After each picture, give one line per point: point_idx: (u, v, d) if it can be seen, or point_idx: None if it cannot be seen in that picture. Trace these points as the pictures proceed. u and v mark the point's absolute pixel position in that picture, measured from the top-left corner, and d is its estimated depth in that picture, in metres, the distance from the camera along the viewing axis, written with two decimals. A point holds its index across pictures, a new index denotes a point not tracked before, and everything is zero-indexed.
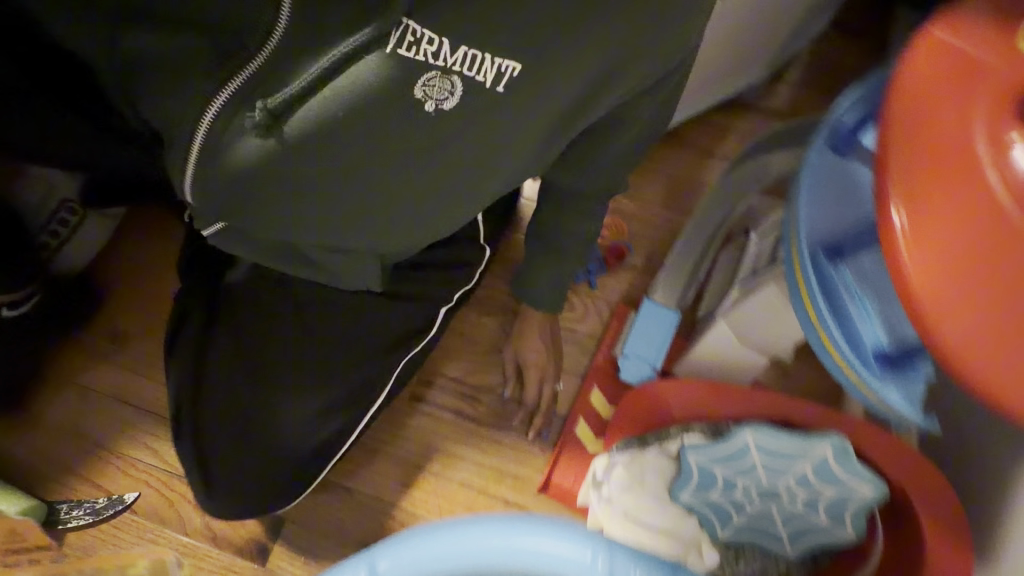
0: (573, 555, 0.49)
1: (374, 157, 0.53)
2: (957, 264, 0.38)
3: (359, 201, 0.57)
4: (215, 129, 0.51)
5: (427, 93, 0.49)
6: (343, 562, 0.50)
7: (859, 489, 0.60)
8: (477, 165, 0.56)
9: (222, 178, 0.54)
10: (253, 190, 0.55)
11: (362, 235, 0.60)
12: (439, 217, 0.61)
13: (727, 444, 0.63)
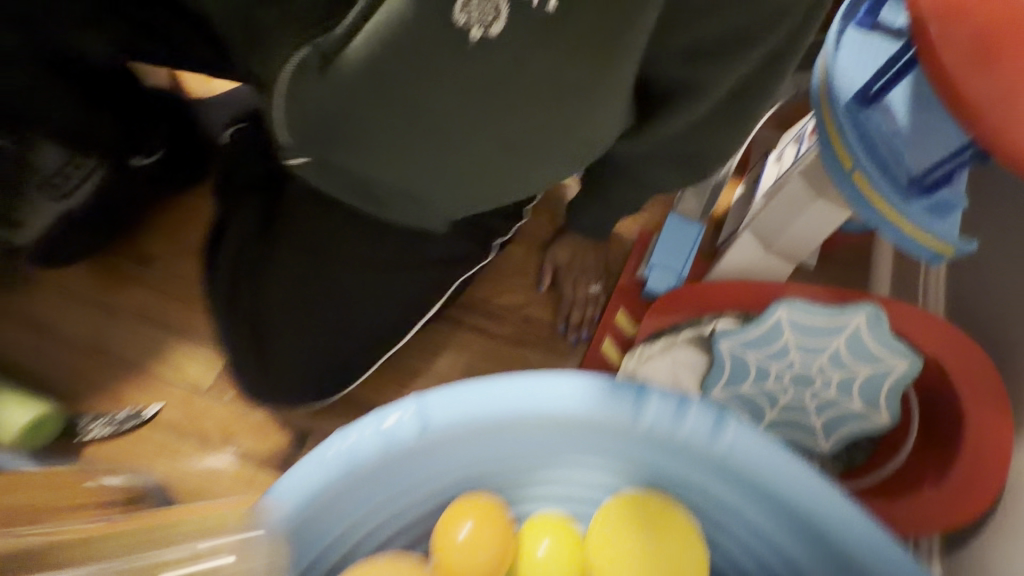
0: (611, 399, 0.47)
1: (428, 99, 0.48)
2: (981, 62, 0.41)
3: (424, 148, 0.52)
4: (284, 90, 0.50)
5: (470, 19, 0.43)
6: (388, 405, 0.47)
7: (895, 362, 0.60)
8: (544, 99, 0.48)
9: (294, 131, 0.53)
10: (324, 142, 0.54)
11: (438, 183, 0.56)
12: (512, 165, 0.54)
13: (759, 326, 0.63)
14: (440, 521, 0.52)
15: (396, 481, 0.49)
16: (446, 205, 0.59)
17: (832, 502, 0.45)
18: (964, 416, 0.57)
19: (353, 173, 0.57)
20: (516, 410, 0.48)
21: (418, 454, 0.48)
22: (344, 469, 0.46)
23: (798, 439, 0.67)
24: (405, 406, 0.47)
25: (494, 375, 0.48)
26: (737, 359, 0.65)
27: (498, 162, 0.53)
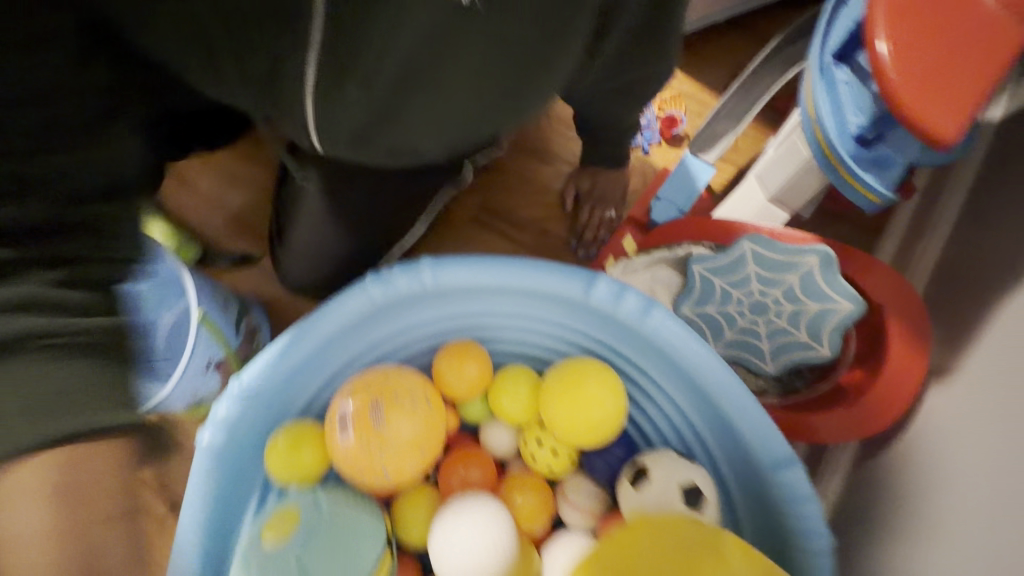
0: (568, 281, 0.63)
1: (434, 54, 0.51)
2: (907, 50, 0.54)
3: (445, 94, 0.56)
4: (319, 92, 0.56)
5: None
6: (411, 262, 0.66)
7: (840, 302, 0.69)
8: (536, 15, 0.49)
9: (338, 121, 0.59)
10: (362, 121, 0.59)
11: (462, 120, 0.60)
12: (527, 85, 0.56)
13: (727, 255, 0.73)
14: (441, 350, 0.72)
15: (414, 311, 0.70)
16: (466, 135, 0.63)
17: (727, 384, 0.58)
18: (888, 354, 0.67)
19: (390, 140, 0.62)
20: (500, 280, 0.65)
21: (432, 296, 0.68)
22: (378, 299, 0.66)
23: (747, 358, 0.78)
24: (421, 263, 0.66)
25: (485, 255, 0.65)
26: (704, 282, 0.76)
27: (515, 93, 0.57)
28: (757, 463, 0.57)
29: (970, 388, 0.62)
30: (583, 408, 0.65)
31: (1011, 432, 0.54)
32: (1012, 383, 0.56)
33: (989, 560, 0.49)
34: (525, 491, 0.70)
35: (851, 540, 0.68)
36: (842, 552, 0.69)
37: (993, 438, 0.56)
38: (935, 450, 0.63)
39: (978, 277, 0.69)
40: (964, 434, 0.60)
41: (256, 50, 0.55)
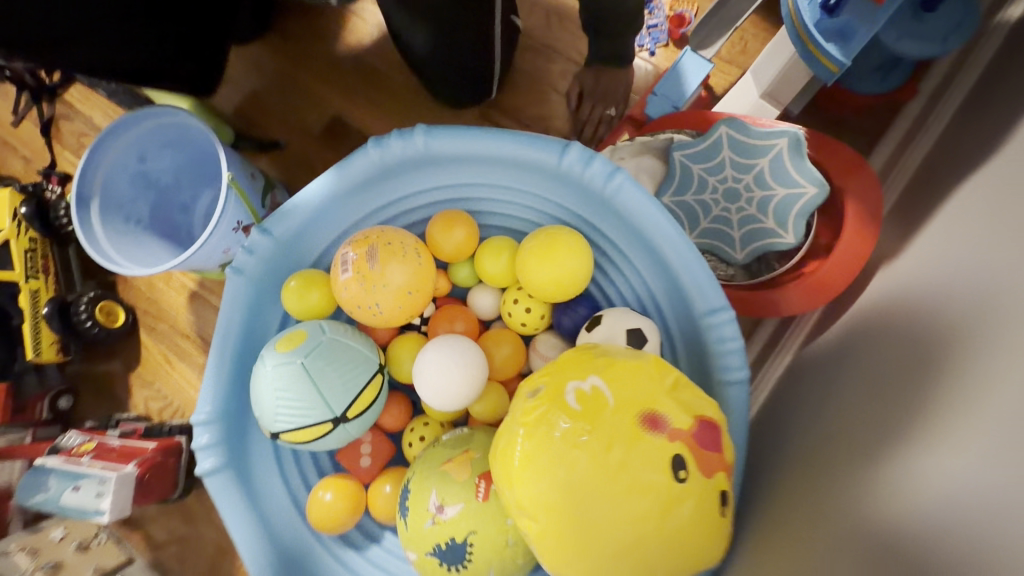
0: (545, 150, 0.71)
1: None
2: None
3: None
4: None
5: None
6: (409, 129, 0.74)
7: (806, 184, 0.74)
8: None
9: None
10: None
11: None
12: None
13: (705, 140, 0.79)
14: (434, 219, 0.81)
15: (411, 178, 0.79)
16: None
17: (673, 241, 0.67)
18: (843, 234, 0.74)
19: None
20: (486, 149, 0.73)
21: (427, 163, 0.77)
22: (381, 163, 0.76)
23: (720, 244, 0.82)
24: (417, 131, 0.74)
25: (473, 125, 0.72)
26: (684, 168, 0.81)
27: None
28: (693, 309, 0.67)
29: (907, 270, 0.65)
30: (556, 262, 0.73)
31: (909, 312, 0.58)
32: (946, 264, 0.57)
33: (855, 416, 0.56)
34: (501, 343, 0.80)
35: (776, 408, 0.76)
36: (759, 413, 0.80)
37: (900, 316, 0.59)
38: (856, 331, 0.67)
39: (950, 169, 0.71)
40: (883, 316, 0.63)
41: None
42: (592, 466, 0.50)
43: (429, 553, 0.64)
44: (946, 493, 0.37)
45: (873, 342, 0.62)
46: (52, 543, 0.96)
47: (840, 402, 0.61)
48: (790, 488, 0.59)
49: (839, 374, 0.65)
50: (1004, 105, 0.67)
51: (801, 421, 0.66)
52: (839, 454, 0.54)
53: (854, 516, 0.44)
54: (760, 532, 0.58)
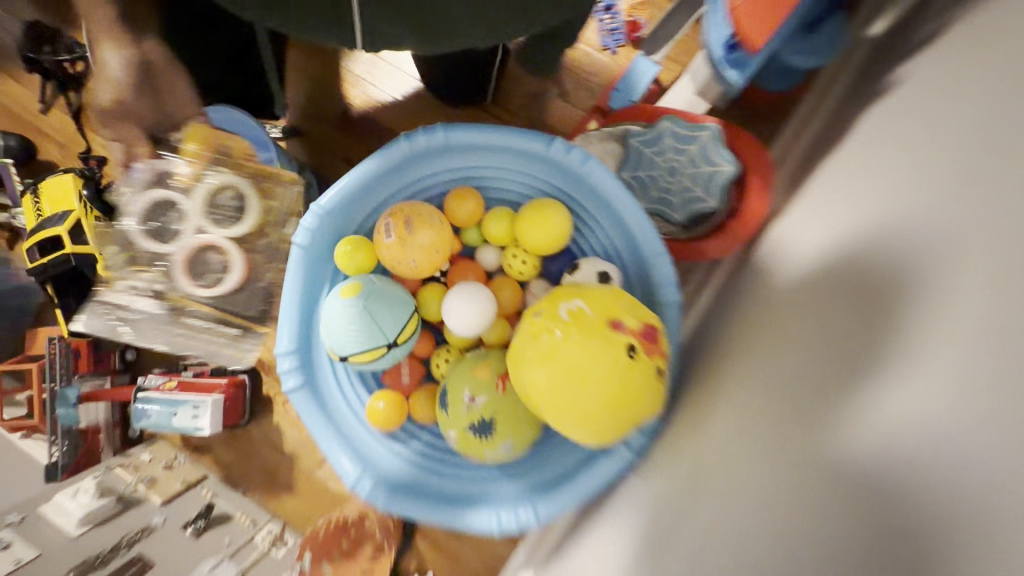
0: (535, 141, 0.96)
1: None
2: None
3: None
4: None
5: None
6: (433, 126, 0.99)
7: (723, 163, 1.03)
8: None
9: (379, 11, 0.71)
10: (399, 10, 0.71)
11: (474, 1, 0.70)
12: None
13: (653, 130, 1.06)
14: (450, 194, 1.05)
15: (432, 163, 1.03)
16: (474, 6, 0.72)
17: (629, 208, 0.95)
18: (747, 198, 1.05)
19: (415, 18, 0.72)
20: (491, 141, 0.98)
21: (446, 151, 1.01)
22: (410, 153, 1.00)
23: (664, 209, 1.09)
24: (438, 128, 0.98)
25: (481, 123, 0.96)
26: (638, 151, 1.08)
27: None
28: (644, 255, 0.95)
29: (841, 211, 0.74)
30: (546, 225, 0.99)
31: (852, 251, 0.64)
32: (884, 210, 0.64)
33: (805, 354, 0.62)
34: (504, 288, 1.06)
35: (725, 337, 0.88)
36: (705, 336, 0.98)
37: (844, 262, 0.64)
38: (802, 267, 0.75)
39: (819, 150, 1.00)
40: (823, 255, 0.70)
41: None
42: (577, 356, 0.78)
43: (467, 429, 0.92)
44: (907, 436, 0.43)
45: (813, 278, 0.70)
46: (144, 463, 1.21)
47: (786, 333, 0.68)
48: (737, 410, 0.67)
49: (783, 307, 0.73)
50: (855, 104, 0.96)
51: (761, 334, 0.74)
52: (789, 382, 0.61)
53: (818, 445, 0.50)
54: (710, 446, 0.67)
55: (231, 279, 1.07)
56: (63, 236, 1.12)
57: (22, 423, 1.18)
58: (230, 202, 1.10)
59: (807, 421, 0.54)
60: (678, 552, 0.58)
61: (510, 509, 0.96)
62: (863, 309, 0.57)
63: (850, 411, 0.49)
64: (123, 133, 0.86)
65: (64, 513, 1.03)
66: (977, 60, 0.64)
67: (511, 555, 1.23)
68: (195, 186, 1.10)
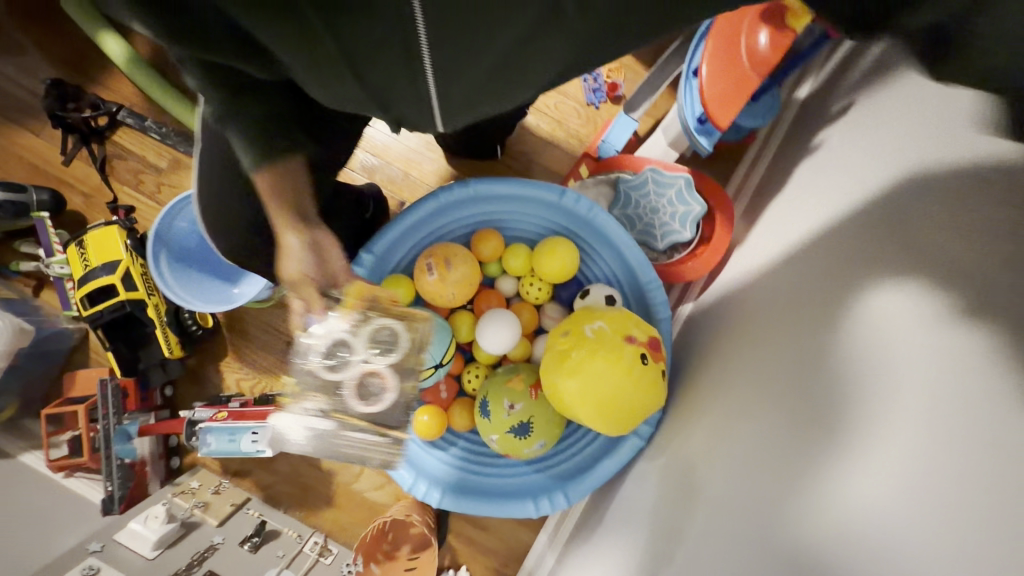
0: (548, 191, 1.18)
1: (497, 44, 0.68)
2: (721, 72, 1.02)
3: (502, 65, 0.72)
4: (431, 80, 0.71)
5: (509, 7, 0.63)
6: (461, 181, 1.19)
7: (694, 204, 1.27)
8: (554, 20, 0.66)
9: (447, 100, 0.76)
10: (467, 98, 0.76)
11: (529, 82, 0.77)
12: (557, 60, 0.73)
13: (638, 177, 1.30)
14: (476, 235, 1.24)
15: (461, 210, 1.23)
16: (527, 86, 0.78)
17: (627, 243, 1.18)
18: (715, 230, 1.30)
19: (477, 100, 0.78)
20: (511, 192, 1.19)
21: (472, 200, 1.21)
22: (442, 203, 1.20)
23: (648, 239, 1.35)
24: (467, 182, 1.18)
25: (503, 178, 1.17)
26: (627, 194, 1.33)
27: (552, 52, 0.71)
28: (641, 280, 1.18)
29: (830, 258, 0.84)
30: (558, 259, 1.20)
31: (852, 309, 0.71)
32: (862, 274, 0.73)
33: (802, 395, 0.74)
34: (523, 311, 1.26)
35: (730, 365, 0.99)
36: (713, 345, 1.11)
37: (844, 315, 0.73)
38: (801, 317, 0.85)
39: (765, 192, 1.28)
40: (833, 294, 0.78)
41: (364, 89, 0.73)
42: (600, 365, 0.98)
43: (508, 433, 1.10)
44: (860, 500, 0.55)
45: (809, 333, 0.80)
46: (195, 489, 1.31)
47: (789, 385, 0.79)
48: (749, 456, 0.79)
49: (785, 356, 0.84)
50: (789, 159, 1.25)
51: (775, 364, 0.85)
52: (787, 440, 0.72)
53: (803, 486, 0.64)
54: (728, 485, 0.80)
55: (388, 394, 0.75)
56: (117, 283, 1.22)
57: (71, 462, 1.26)
58: (382, 339, 0.76)
59: (800, 481, 0.65)
60: (701, 551, 0.77)
61: (542, 497, 1.16)
62: (846, 377, 0.66)
63: (831, 479, 0.60)
64: (302, 293, 0.83)
65: (138, 539, 1.12)
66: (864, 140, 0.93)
67: (534, 539, 1.43)
68: (361, 323, 0.76)
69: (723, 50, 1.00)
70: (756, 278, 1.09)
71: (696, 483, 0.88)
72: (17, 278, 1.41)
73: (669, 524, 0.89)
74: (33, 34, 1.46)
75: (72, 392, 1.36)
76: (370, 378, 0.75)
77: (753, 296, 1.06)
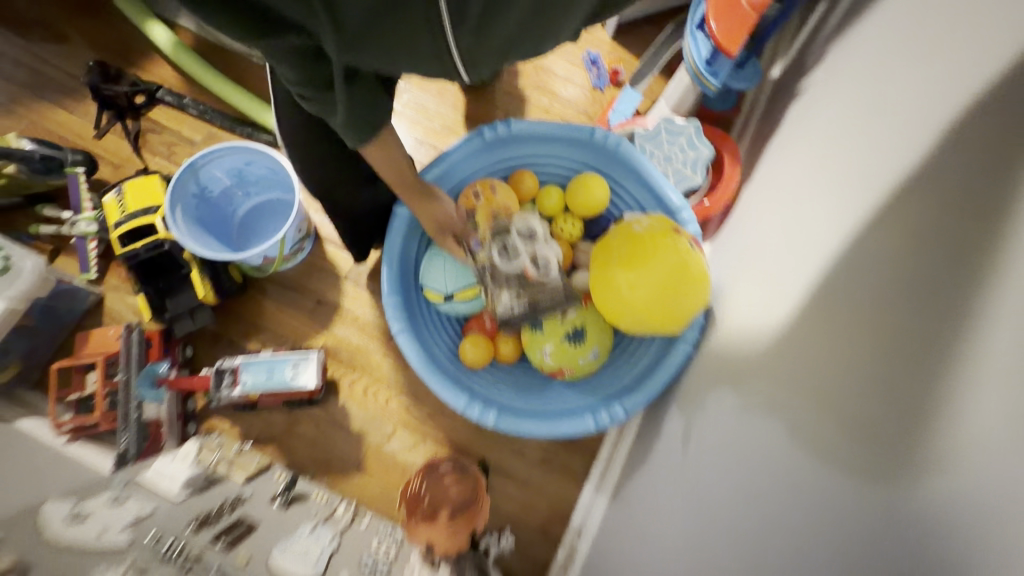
0: (579, 128, 1.30)
1: None
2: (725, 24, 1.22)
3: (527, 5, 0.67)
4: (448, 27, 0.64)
5: None
6: (498, 121, 1.29)
7: (703, 148, 1.43)
8: None
9: (470, 53, 0.69)
10: (495, 47, 0.70)
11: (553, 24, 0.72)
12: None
13: (652, 129, 1.47)
14: (513, 174, 1.34)
15: (498, 153, 1.34)
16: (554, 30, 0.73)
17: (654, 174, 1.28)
18: (726, 170, 1.45)
19: (504, 49, 0.72)
20: (544, 131, 1.30)
21: (508, 141, 1.32)
22: (481, 142, 1.29)
23: None
24: (501, 124, 1.29)
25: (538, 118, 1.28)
26: (642, 145, 1.47)
27: None
28: (672, 206, 1.27)
29: (841, 224, 0.75)
30: (593, 188, 1.29)
31: (901, 304, 0.55)
32: (874, 231, 0.65)
33: (850, 426, 0.56)
34: (562, 244, 1.30)
35: (767, 363, 0.83)
36: (745, 333, 0.96)
37: (891, 315, 0.56)
38: (818, 299, 0.73)
39: (759, 142, 1.45)
40: (869, 287, 0.62)
41: (382, 49, 0.65)
42: (653, 249, 1.06)
43: (564, 337, 1.13)
44: None
45: (835, 318, 0.68)
46: (219, 445, 1.21)
47: (836, 363, 0.64)
48: (804, 459, 0.63)
49: (815, 351, 0.70)
50: (777, 113, 1.43)
51: (811, 387, 0.68)
52: (830, 439, 0.59)
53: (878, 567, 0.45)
54: (784, 516, 0.62)
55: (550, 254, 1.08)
56: (155, 223, 1.23)
57: (84, 421, 1.17)
58: (525, 230, 1.10)
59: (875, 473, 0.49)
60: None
61: (599, 410, 1.14)
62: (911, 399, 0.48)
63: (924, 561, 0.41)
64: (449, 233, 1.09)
65: (167, 479, 1.00)
66: (850, 60, 1.07)
67: (578, 495, 1.35)
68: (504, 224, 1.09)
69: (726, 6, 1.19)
70: (763, 263, 1.00)
71: (737, 509, 0.73)
72: (34, 244, 1.37)
73: (726, 505, 0.76)
74: (77, 27, 1.56)
75: (82, 351, 1.26)
76: (536, 254, 1.07)
77: (765, 287, 0.94)
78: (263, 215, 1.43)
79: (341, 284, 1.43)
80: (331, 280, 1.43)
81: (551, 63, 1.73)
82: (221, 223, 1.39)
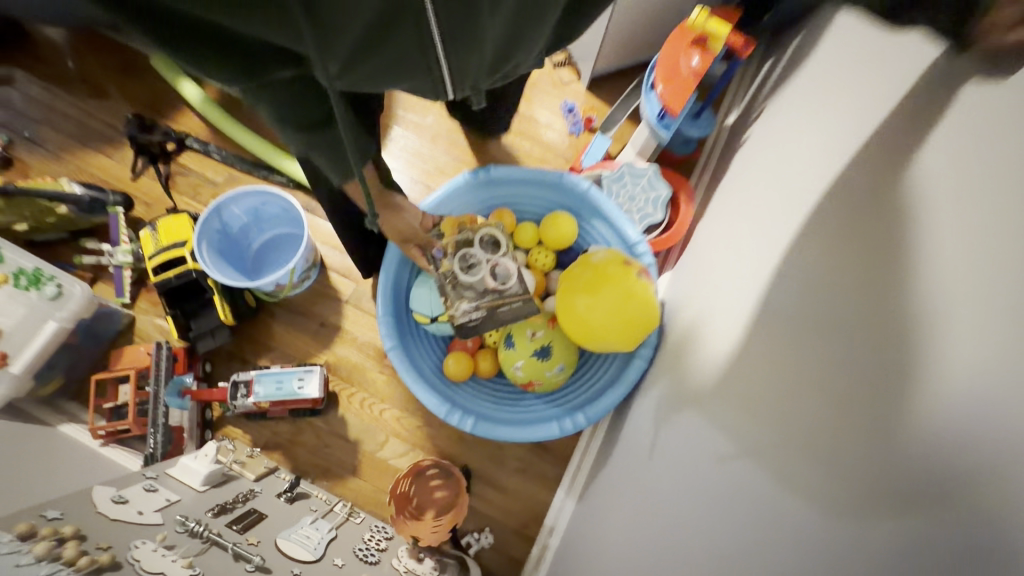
0: (549, 173, 1.50)
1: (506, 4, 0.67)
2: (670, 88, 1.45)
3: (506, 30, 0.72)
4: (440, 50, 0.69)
5: None
6: (479, 168, 1.50)
7: (661, 189, 1.63)
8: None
9: (459, 75, 0.74)
10: (481, 67, 0.75)
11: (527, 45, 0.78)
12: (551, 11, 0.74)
13: (617, 172, 1.67)
14: (492, 212, 1.54)
15: (479, 194, 1.54)
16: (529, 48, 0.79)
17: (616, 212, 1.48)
18: (682, 207, 1.66)
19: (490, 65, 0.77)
20: (519, 175, 1.51)
21: (488, 184, 1.52)
22: (464, 185, 1.50)
23: None
24: (482, 170, 1.50)
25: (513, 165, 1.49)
26: (609, 185, 1.67)
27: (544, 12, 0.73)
28: (630, 240, 1.46)
29: (774, 264, 0.88)
30: (562, 224, 1.49)
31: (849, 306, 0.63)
32: (810, 259, 0.77)
33: (825, 420, 0.60)
34: (536, 274, 1.49)
35: (727, 388, 0.89)
36: (702, 358, 1.06)
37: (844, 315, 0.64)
38: (771, 327, 0.82)
39: (711, 183, 1.66)
40: (816, 304, 0.71)
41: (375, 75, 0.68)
42: (604, 270, 1.26)
43: (533, 353, 1.31)
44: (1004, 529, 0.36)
45: (786, 340, 0.76)
46: (233, 449, 1.38)
47: (795, 377, 0.71)
48: (783, 457, 0.66)
49: (772, 371, 0.77)
50: (726, 157, 1.63)
51: (776, 399, 0.73)
52: (806, 434, 0.63)
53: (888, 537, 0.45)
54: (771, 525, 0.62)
55: (509, 266, 1.28)
56: (185, 255, 1.42)
57: (117, 426, 1.33)
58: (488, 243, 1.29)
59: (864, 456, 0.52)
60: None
61: (565, 418, 1.30)
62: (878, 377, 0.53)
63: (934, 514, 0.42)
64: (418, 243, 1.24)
65: (191, 473, 1.19)
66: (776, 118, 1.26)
67: (552, 497, 1.50)
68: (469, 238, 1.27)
69: (670, 73, 1.43)
70: (714, 292, 1.14)
71: (705, 529, 0.76)
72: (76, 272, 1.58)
73: (686, 518, 0.82)
74: (118, 84, 1.80)
75: (116, 366, 1.45)
76: (496, 265, 1.26)
77: (724, 315, 1.03)
78: (275, 247, 1.63)
79: (342, 308, 1.61)
80: (333, 304, 1.62)
81: (531, 112, 1.96)
82: (239, 254, 1.59)
